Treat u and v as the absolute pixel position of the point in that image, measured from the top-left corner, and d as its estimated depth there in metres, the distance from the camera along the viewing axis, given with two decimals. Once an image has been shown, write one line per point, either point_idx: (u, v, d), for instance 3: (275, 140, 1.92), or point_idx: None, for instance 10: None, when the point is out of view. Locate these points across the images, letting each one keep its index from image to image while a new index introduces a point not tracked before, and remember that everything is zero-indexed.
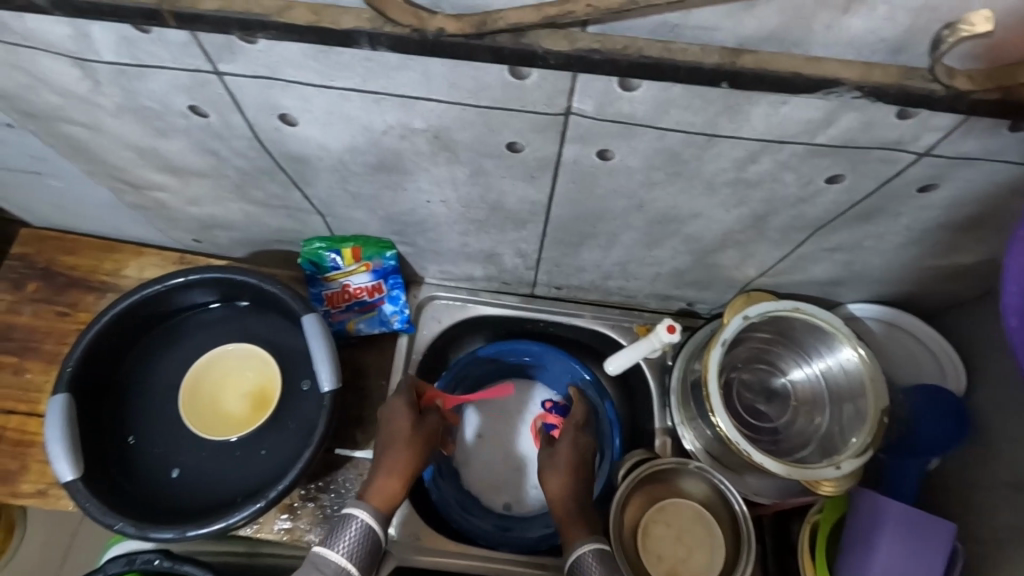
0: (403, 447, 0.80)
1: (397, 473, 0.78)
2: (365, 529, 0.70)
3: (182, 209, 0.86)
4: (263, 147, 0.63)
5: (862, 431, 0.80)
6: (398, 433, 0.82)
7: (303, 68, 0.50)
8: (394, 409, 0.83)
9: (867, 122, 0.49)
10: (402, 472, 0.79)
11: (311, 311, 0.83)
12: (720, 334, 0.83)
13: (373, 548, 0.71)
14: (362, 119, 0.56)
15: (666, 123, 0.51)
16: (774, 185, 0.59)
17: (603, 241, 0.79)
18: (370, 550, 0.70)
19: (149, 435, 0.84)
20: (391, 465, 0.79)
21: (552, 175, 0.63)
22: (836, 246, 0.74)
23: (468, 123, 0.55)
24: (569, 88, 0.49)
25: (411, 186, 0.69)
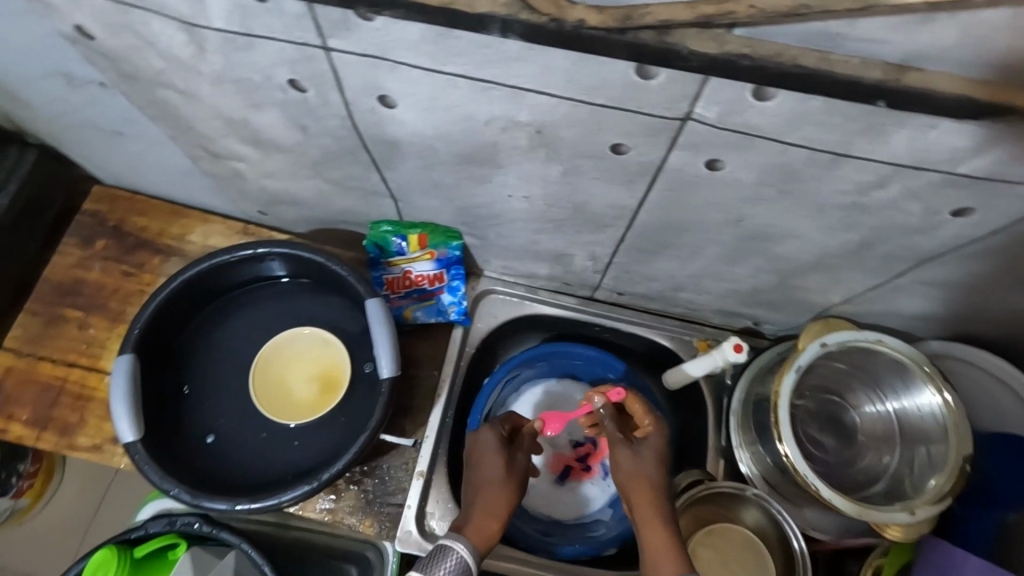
0: (497, 486, 0.75)
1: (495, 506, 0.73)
2: (462, 564, 0.64)
3: (256, 180, 0.86)
4: (355, 127, 0.62)
5: (940, 478, 0.75)
6: (488, 470, 0.76)
7: (415, 50, 0.49)
8: (487, 447, 0.78)
9: (1021, 155, 0.45)
10: (497, 504, 0.73)
11: (376, 295, 0.82)
12: (795, 359, 0.79)
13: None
14: (465, 108, 0.54)
15: (792, 138, 0.48)
16: (892, 212, 0.55)
17: (683, 252, 0.75)
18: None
19: (203, 403, 0.84)
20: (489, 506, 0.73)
21: (648, 181, 0.60)
22: (939, 280, 0.69)
23: (576, 120, 0.52)
24: (696, 93, 0.46)
25: (495, 179, 0.67)
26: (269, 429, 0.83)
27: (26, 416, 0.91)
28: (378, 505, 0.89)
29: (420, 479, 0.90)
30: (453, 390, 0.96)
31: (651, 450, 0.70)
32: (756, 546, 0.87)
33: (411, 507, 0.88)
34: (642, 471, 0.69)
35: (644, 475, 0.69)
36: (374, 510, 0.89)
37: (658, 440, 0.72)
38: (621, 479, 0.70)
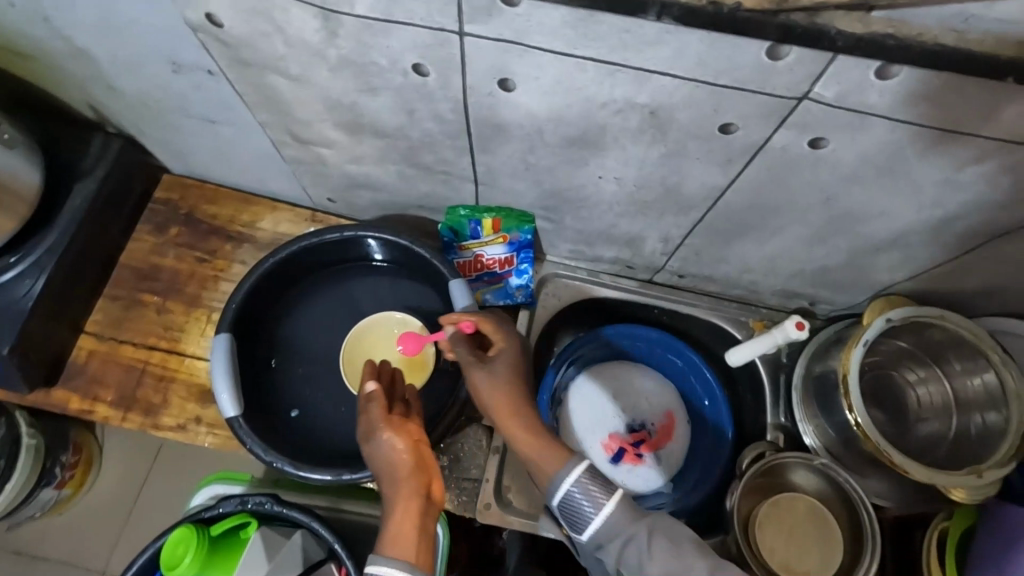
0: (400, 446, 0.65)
1: (411, 503, 0.61)
2: None
3: (339, 166, 0.89)
4: (466, 110, 0.65)
5: (1004, 442, 0.79)
6: (386, 465, 0.65)
7: (553, 34, 0.52)
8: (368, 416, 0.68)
9: None
10: (414, 500, 0.61)
11: (458, 276, 0.85)
12: (863, 334, 0.83)
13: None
14: (586, 90, 0.57)
15: (905, 116, 0.52)
16: (983, 188, 0.59)
17: (760, 233, 0.79)
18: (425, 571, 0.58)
19: (290, 381, 0.87)
20: (396, 481, 0.62)
21: (747, 161, 0.63)
22: (1006, 256, 0.73)
23: (694, 102, 0.56)
24: (819, 73, 0.50)
25: (591, 162, 0.70)
26: (348, 403, 0.86)
27: (110, 397, 0.94)
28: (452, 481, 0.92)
29: (497, 455, 0.92)
30: None
31: (503, 366, 0.72)
32: (822, 514, 0.91)
33: (489, 481, 0.91)
34: (495, 386, 0.71)
35: (500, 393, 0.71)
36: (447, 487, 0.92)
37: (511, 354, 0.73)
38: (477, 395, 0.72)
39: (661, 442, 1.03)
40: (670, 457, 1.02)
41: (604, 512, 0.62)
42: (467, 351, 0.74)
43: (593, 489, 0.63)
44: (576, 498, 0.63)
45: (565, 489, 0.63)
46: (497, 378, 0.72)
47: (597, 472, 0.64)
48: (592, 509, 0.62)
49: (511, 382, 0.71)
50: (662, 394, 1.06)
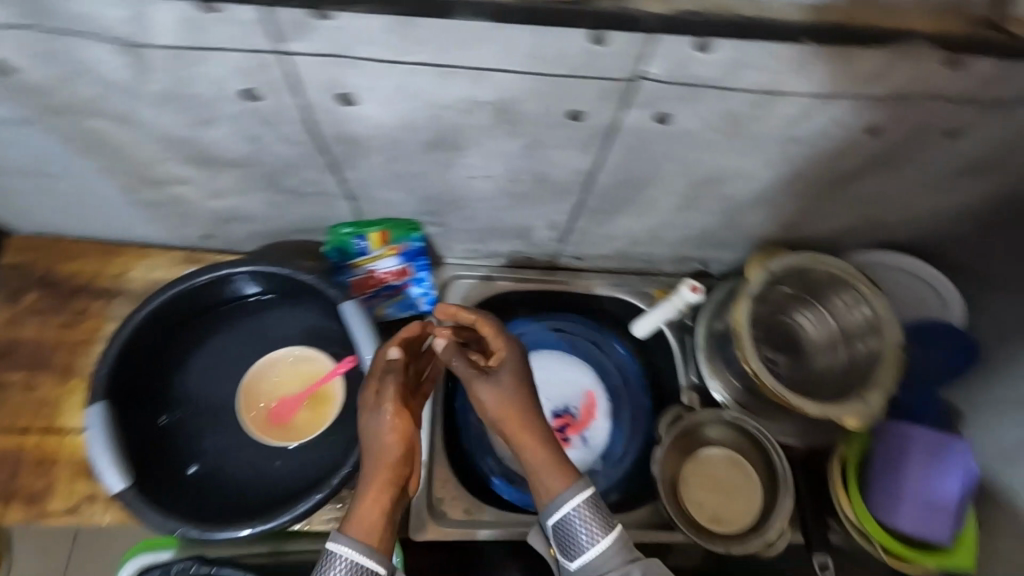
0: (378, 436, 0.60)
1: (376, 500, 0.58)
2: (352, 566, 0.56)
3: (201, 201, 0.83)
4: (313, 129, 0.62)
5: (883, 366, 0.86)
6: (376, 440, 0.60)
7: (377, 43, 0.50)
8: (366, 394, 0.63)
9: (915, 73, 0.53)
10: (376, 491, 0.58)
11: (349, 298, 0.82)
12: (748, 287, 0.88)
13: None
14: (428, 93, 0.56)
15: (732, 82, 0.54)
16: (818, 139, 0.63)
17: (638, 207, 0.81)
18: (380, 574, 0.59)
19: (185, 437, 0.81)
20: (375, 462, 0.60)
21: (604, 143, 0.64)
22: (856, 196, 0.78)
23: (535, 93, 0.55)
24: (644, 53, 0.51)
25: (457, 162, 0.69)
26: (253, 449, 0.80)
27: None
28: None
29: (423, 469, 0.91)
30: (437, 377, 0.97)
31: (506, 373, 0.65)
32: (739, 463, 0.95)
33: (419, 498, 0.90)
34: (504, 396, 0.64)
35: (507, 403, 0.63)
36: None
37: (513, 363, 0.65)
38: (480, 403, 0.64)
39: (586, 423, 1.02)
40: (597, 436, 1.01)
41: (602, 542, 0.60)
42: (466, 363, 0.66)
43: (596, 514, 0.61)
44: (573, 521, 0.60)
45: (562, 510, 0.60)
46: (510, 391, 0.64)
47: (600, 507, 0.61)
48: (586, 535, 0.60)
49: (529, 395, 0.65)
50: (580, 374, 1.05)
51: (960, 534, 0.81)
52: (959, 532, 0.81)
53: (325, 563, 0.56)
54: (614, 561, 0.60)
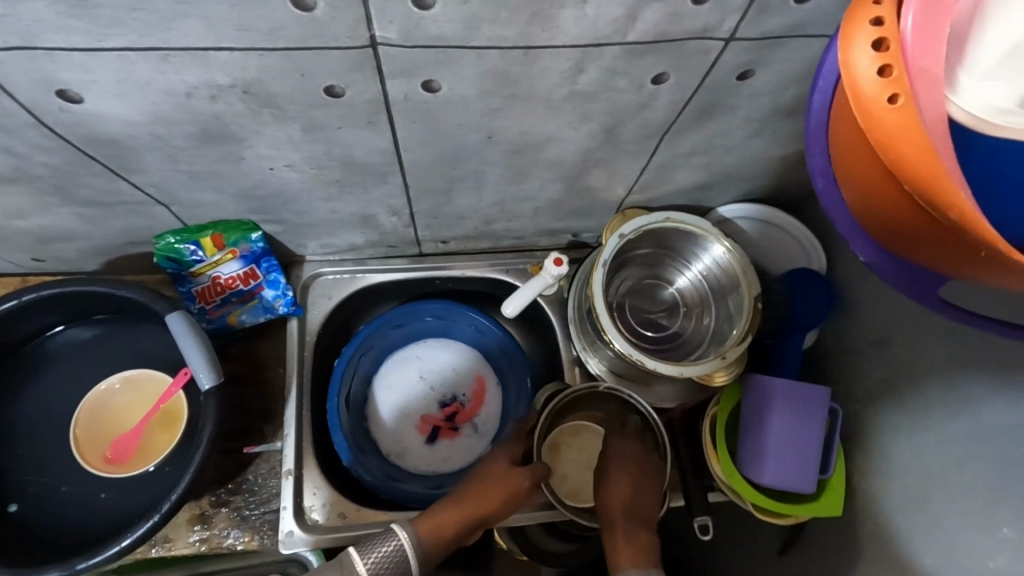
0: (498, 483, 0.81)
1: (451, 516, 0.76)
2: (399, 550, 0.69)
3: (2, 223, 0.77)
4: (59, 133, 0.57)
5: (742, 320, 0.85)
6: (494, 476, 0.81)
7: (62, 30, 0.45)
8: (496, 453, 0.86)
9: (669, 12, 0.49)
10: (456, 513, 0.76)
11: (175, 309, 0.77)
12: (601, 255, 0.85)
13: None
14: (156, 82, 0.51)
15: (478, 40, 0.50)
16: (607, 92, 0.59)
17: (469, 183, 0.77)
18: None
19: (18, 474, 0.77)
20: (460, 493, 0.79)
21: (387, 118, 0.60)
22: (687, 149, 0.75)
23: (275, 71, 0.51)
24: (367, 16, 0.46)
25: (246, 154, 0.64)
26: (94, 484, 0.77)
27: None
28: (254, 517, 0.87)
29: (290, 477, 0.87)
30: (304, 381, 0.93)
31: (626, 446, 0.85)
32: None
33: (288, 508, 0.86)
34: (616, 476, 0.83)
35: (619, 475, 0.83)
36: (251, 524, 0.87)
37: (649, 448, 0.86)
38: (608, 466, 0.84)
39: (475, 410, 1.02)
40: (487, 420, 1.02)
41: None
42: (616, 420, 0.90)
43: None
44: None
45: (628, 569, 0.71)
46: (642, 468, 0.83)
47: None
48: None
49: (647, 480, 0.82)
50: (467, 361, 1.05)
51: (828, 481, 0.80)
52: (827, 479, 0.81)
53: (383, 538, 0.70)
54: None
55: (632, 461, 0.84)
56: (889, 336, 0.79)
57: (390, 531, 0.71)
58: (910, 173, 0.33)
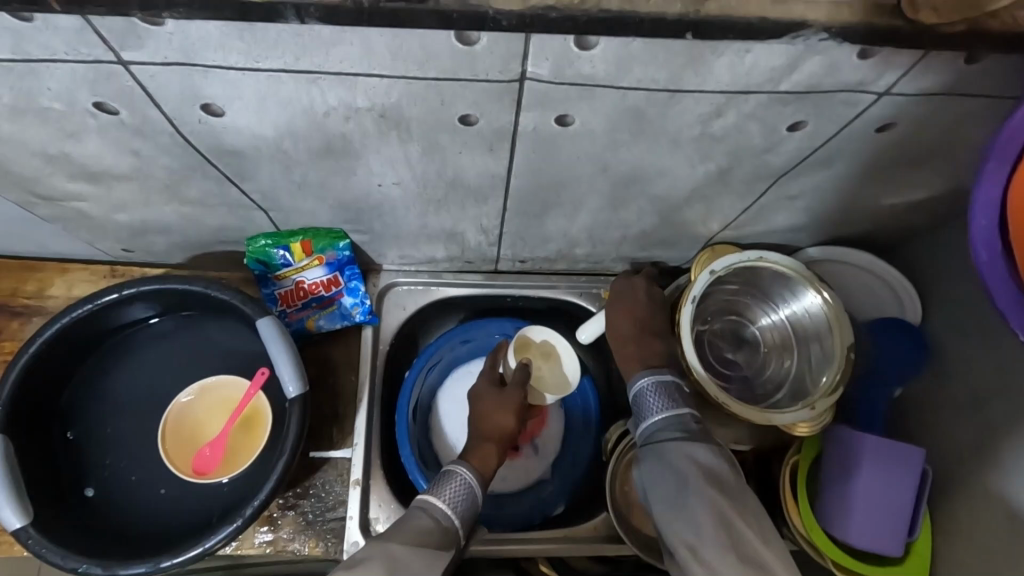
0: (499, 407, 0.83)
1: (486, 445, 0.79)
2: (465, 483, 0.72)
3: (107, 216, 0.79)
4: (188, 141, 0.57)
5: (832, 369, 0.82)
6: (488, 400, 0.85)
7: (223, 49, 0.45)
8: (481, 383, 0.88)
9: (831, 64, 0.47)
10: (494, 445, 0.80)
11: (266, 314, 0.78)
12: (690, 291, 0.83)
13: (473, 509, 0.72)
14: (298, 101, 0.51)
15: (627, 81, 0.49)
16: (738, 136, 0.58)
17: (567, 209, 0.76)
18: (469, 509, 0.71)
19: (103, 460, 0.79)
20: (482, 430, 0.81)
21: (509, 146, 0.59)
22: (795, 192, 0.73)
23: (417, 97, 0.51)
24: (523, 51, 0.45)
25: (359, 170, 0.64)
26: (166, 482, 0.78)
27: None
28: (319, 523, 0.87)
29: (357, 488, 0.88)
30: (375, 392, 0.93)
31: (627, 320, 0.84)
32: None
33: (354, 518, 0.87)
34: (627, 339, 0.82)
35: (627, 347, 0.82)
36: (316, 529, 0.87)
37: (636, 313, 0.85)
38: (620, 338, 0.83)
39: (536, 431, 0.98)
40: (549, 443, 0.99)
41: (660, 417, 0.71)
42: (621, 292, 0.87)
43: (664, 392, 0.74)
44: (647, 392, 0.74)
45: (639, 382, 0.76)
46: (644, 324, 0.84)
47: (669, 386, 0.74)
48: (654, 405, 0.73)
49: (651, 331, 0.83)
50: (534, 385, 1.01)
51: (914, 542, 0.79)
52: (912, 541, 0.79)
53: (443, 480, 0.73)
54: (672, 425, 0.70)
55: (633, 318, 0.84)
56: (988, 399, 0.75)
57: (450, 471, 0.73)
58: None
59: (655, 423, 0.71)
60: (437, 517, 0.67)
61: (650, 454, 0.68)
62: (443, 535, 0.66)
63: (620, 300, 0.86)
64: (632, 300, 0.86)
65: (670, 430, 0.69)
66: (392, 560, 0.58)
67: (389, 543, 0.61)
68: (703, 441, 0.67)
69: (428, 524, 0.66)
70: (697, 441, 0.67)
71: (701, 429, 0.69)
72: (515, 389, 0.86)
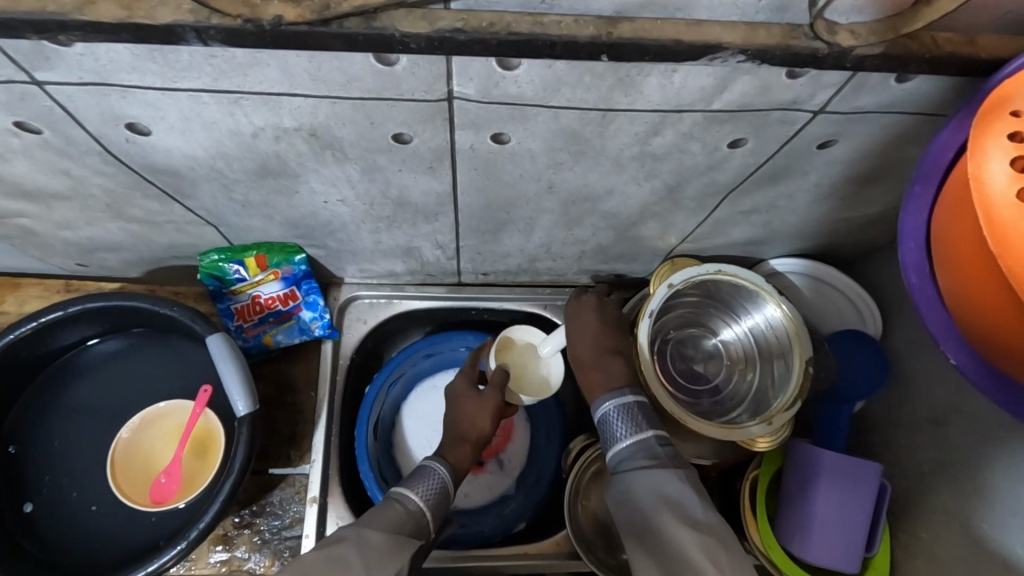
0: (474, 413, 0.81)
1: (461, 441, 0.79)
2: (439, 480, 0.71)
3: (53, 233, 0.77)
4: (120, 161, 0.56)
5: (792, 384, 0.81)
6: (463, 406, 0.82)
7: (137, 70, 0.44)
8: (457, 389, 0.85)
9: (761, 84, 0.47)
10: (469, 445, 0.79)
11: (216, 331, 0.76)
12: (648, 305, 0.82)
13: (445, 505, 0.71)
14: (223, 122, 0.50)
15: (557, 101, 0.48)
16: (679, 154, 0.57)
17: (520, 226, 0.75)
18: (442, 502, 0.70)
19: (43, 478, 0.78)
20: (459, 432, 0.80)
21: (449, 165, 0.58)
22: (749, 208, 0.73)
23: (345, 118, 0.50)
24: (447, 72, 0.45)
25: (301, 189, 0.63)
26: (99, 500, 0.77)
27: None
28: (275, 542, 0.86)
29: (314, 505, 0.86)
30: (334, 407, 0.92)
31: (584, 334, 0.82)
32: None
33: (310, 536, 0.85)
34: (584, 354, 0.80)
35: (584, 361, 0.80)
36: (271, 548, 0.86)
37: (592, 327, 0.83)
38: (580, 354, 0.81)
39: (502, 445, 0.97)
40: (515, 458, 0.97)
41: (628, 443, 0.69)
42: (582, 305, 0.86)
43: (629, 415, 0.71)
44: (611, 416, 0.72)
45: (603, 407, 0.73)
46: (599, 343, 0.81)
47: (633, 409, 0.72)
48: (620, 431, 0.70)
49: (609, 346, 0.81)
50: None
51: (872, 558, 0.79)
52: (870, 556, 0.79)
53: (420, 473, 0.72)
54: (640, 453, 0.67)
55: (586, 339, 0.82)
56: (946, 414, 0.75)
57: (428, 465, 0.72)
58: (1012, 255, 0.35)
59: (624, 450, 0.69)
60: (409, 510, 0.66)
61: (620, 487, 0.65)
62: (410, 526, 0.65)
63: (577, 316, 0.85)
64: (588, 314, 0.84)
65: (638, 458, 0.67)
66: (364, 548, 0.57)
67: (365, 529, 0.60)
68: (670, 469, 0.64)
69: (401, 514, 0.65)
70: (666, 469, 0.64)
71: (670, 452, 0.67)
72: (494, 389, 0.82)
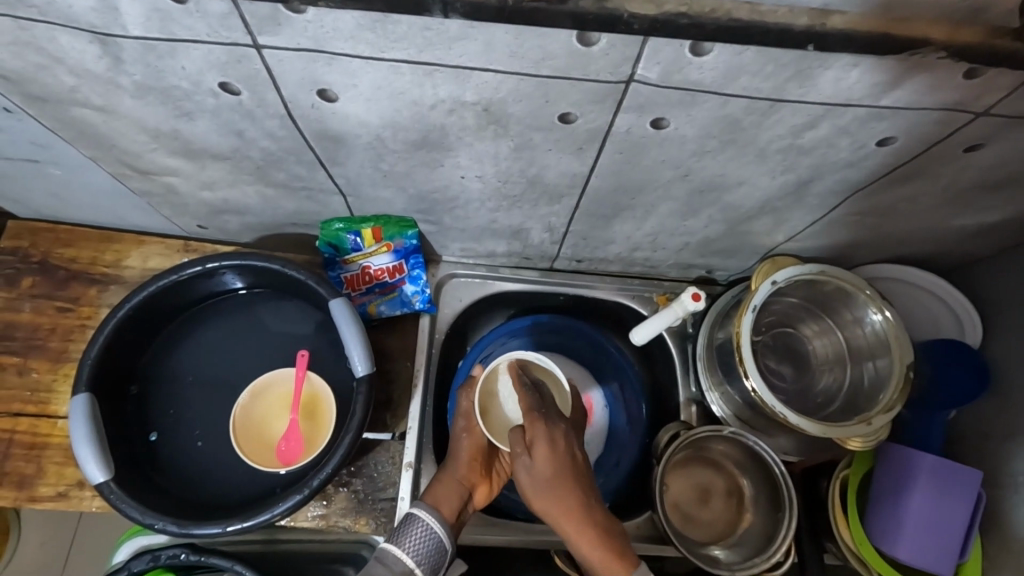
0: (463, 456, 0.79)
1: (461, 485, 0.76)
2: (428, 531, 0.69)
3: (193, 193, 0.82)
4: (296, 125, 0.60)
5: (890, 386, 0.81)
6: (455, 446, 0.80)
7: (352, 39, 0.48)
8: (461, 410, 0.81)
9: (934, 84, 0.49)
10: (459, 489, 0.76)
11: (338, 295, 0.81)
12: (751, 300, 0.83)
13: (439, 558, 0.70)
14: (410, 93, 0.54)
15: (732, 88, 0.50)
16: (825, 149, 0.59)
17: (637, 213, 0.77)
18: (435, 555, 0.69)
19: (167, 412, 0.83)
20: (449, 473, 0.77)
21: (598, 147, 0.61)
22: (868, 208, 0.74)
23: (523, 94, 0.53)
24: (637, 55, 0.47)
25: (446, 162, 0.66)
26: (207, 436, 0.82)
27: None
28: (371, 502, 0.88)
29: (409, 470, 0.88)
30: (429, 377, 0.95)
31: (544, 466, 0.68)
32: (740, 482, 0.91)
33: (405, 499, 0.88)
34: (550, 493, 0.68)
35: (548, 495, 0.68)
36: (368, 508, 0.88)
37: (551, 447, 0.69)
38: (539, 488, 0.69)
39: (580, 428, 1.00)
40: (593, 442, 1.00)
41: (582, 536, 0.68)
42: (536, 417, 0.70)
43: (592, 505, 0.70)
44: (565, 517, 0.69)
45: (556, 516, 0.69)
46: (561, 477, 0.68)
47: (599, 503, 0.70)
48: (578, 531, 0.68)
49: (568, 476, 0.69)
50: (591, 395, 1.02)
51: (965, 563, 0.79)
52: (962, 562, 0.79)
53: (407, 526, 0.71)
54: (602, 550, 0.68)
55: (553, 467, 0.68)
56: None
57: (412, 515, 0.71)
58: None
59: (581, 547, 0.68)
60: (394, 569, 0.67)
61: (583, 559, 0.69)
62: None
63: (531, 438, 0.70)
64: (544, 431, 0.70)
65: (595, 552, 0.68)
66: None
67: None
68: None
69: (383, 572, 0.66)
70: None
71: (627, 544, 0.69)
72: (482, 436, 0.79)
